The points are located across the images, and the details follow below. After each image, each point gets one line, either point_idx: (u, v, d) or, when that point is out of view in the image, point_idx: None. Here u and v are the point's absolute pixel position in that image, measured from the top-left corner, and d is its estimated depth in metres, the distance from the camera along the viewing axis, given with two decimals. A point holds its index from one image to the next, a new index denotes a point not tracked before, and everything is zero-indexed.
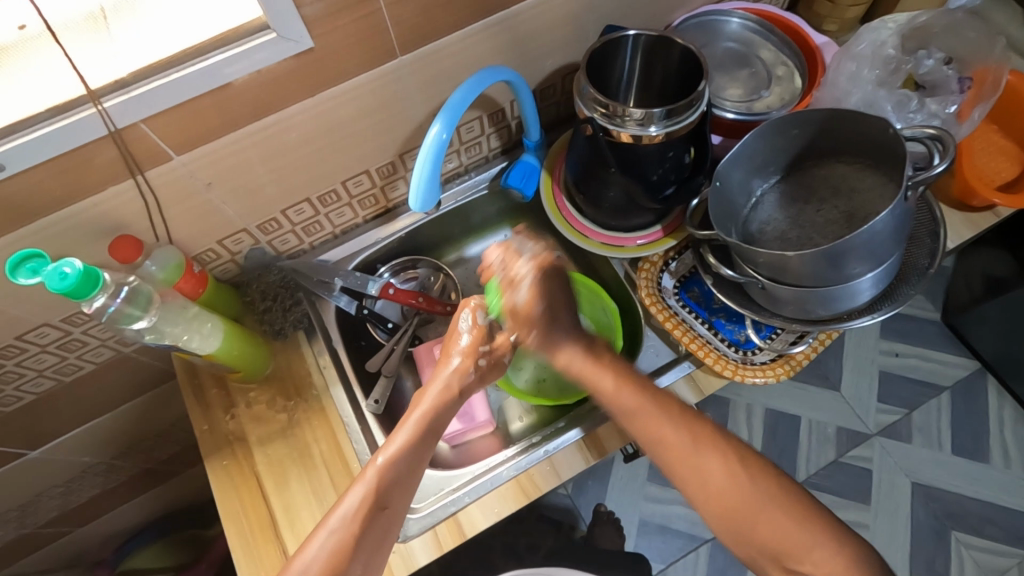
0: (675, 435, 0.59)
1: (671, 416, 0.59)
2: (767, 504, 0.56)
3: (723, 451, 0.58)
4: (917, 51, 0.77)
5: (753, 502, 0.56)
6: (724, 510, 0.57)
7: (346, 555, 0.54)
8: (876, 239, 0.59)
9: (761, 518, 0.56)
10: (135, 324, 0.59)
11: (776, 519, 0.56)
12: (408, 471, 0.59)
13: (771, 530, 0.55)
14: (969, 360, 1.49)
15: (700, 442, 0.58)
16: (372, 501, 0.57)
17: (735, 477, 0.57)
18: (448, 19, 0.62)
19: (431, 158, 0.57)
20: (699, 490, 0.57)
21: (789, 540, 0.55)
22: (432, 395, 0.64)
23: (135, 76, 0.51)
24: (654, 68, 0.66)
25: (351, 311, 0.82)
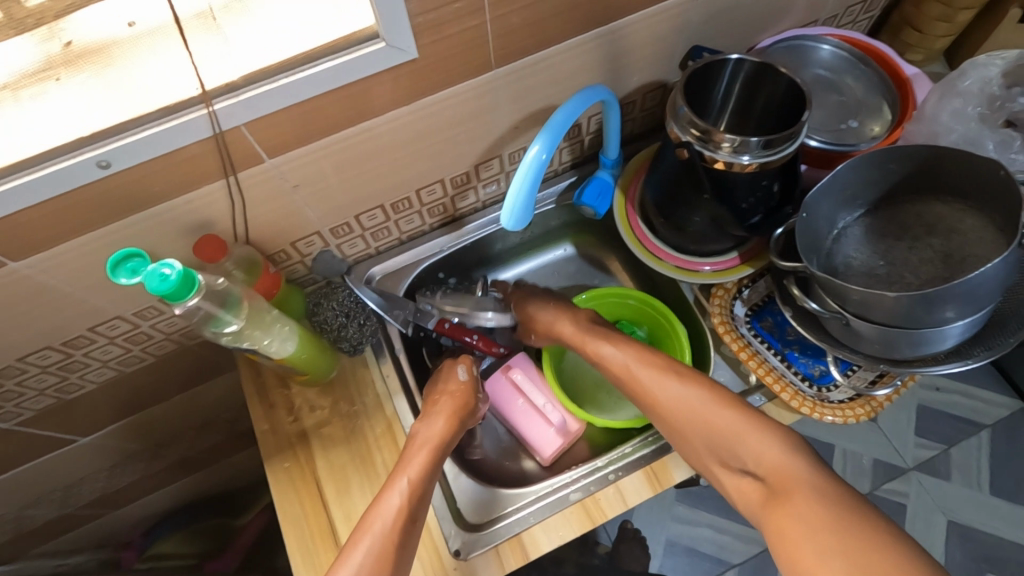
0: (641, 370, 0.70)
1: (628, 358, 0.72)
2: (719, 410, 0.63)
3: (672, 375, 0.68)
4: (1013, 88, 0.73)
5: (701, 408, 0.64)
6: (683, 421, 0.64)
7: (388, 554, 0.58)
8: (979, 285, 0.57)
9: (711, 421, 0.63)
10: (226, 328, 0.59)
11: (726, 423, 0.62)
12: (427, 483, 0.64)
13: (724, 435, 0.62)
14: (1012, 400, 1.45)
15: (664, 372, 0.69)
16: (405, 513, 0.61)
17: (688, 395, 0.65)
18: (545, 34, 0.61)
19: (528, 176, 0.56)
20: (663, 416, 0.67)
21: (731, 436, 0.61)
22: (440, 423, 0.69)
23: (246, 78, 0.50)
24: (752, 94, 0.65)
25: (408, 333, 0.79)
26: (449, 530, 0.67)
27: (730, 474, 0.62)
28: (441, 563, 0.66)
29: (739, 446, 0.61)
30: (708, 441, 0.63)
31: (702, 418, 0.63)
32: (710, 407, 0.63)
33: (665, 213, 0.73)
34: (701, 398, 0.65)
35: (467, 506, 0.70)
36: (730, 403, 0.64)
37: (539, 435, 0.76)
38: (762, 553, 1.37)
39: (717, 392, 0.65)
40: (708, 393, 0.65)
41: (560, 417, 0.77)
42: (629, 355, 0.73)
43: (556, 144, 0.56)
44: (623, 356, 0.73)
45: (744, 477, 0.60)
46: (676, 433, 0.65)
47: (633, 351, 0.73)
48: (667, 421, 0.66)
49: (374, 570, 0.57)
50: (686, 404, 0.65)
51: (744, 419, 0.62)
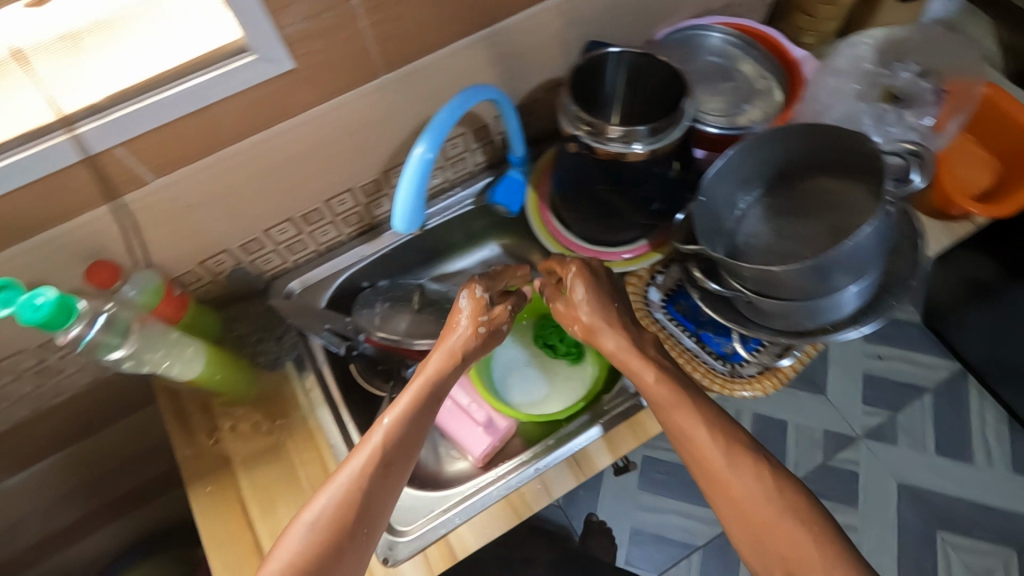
0: (706, 440, 0.57)
1: (700, 424, 0.57)
2: (796, 522, 0.52)
3: (749, 464, 0.55)
4: (893, 63, 0.78)
5: (767, 510, 0.53)
6: (738, 512, 0.54)
7: (353, 505, 0.54)
8: (861, 252, 0.59)
9: (781, 532, 0.52)
10: (112, 353, 0.59)
11: (793, 531, 0.51)
12: (412, 431, 0.59)
13: (784, 536, 0.51)
14: (950, 362, 1.51)
15: (734, 454, 0.56)
16: (379, 458, 0.57)
17: (760, 488, 0.54)
18: (429, 38, 0.62)
19: (416, 178, 0.57)
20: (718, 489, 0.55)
21: (803, 558, 0.50)
22: (438, 360, 0.64)
23: (112, 99, 0.50)
24: (634, 85, 0.67)
25: (339, 351, 0.79)
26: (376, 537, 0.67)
27: None
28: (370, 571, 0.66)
29: (793, 558, 0.50)
30: (779, 558, 0.51)
31: (765, 518, 0.53)
32: (773, 502, 0.53)
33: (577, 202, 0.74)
34: (772, 494, 0.54)
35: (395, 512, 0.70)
36: (781, 489, 0.54)
37: (466, 436, 0.77)
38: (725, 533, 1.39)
39: (782, 488, 0.54)
40: (775, 496, 0.53)
41: (487, 414, 0.77)
42: (679, 397, 0.59)
43: (439, 145, 0.57)
44: (681, 400, 0.59)
45: None
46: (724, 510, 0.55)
47: (693, 399, 0.59)
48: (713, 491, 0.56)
49: (335, 515, 0.54)
50: (772, 504, 0.53)
51: (796, 525, 0.52)
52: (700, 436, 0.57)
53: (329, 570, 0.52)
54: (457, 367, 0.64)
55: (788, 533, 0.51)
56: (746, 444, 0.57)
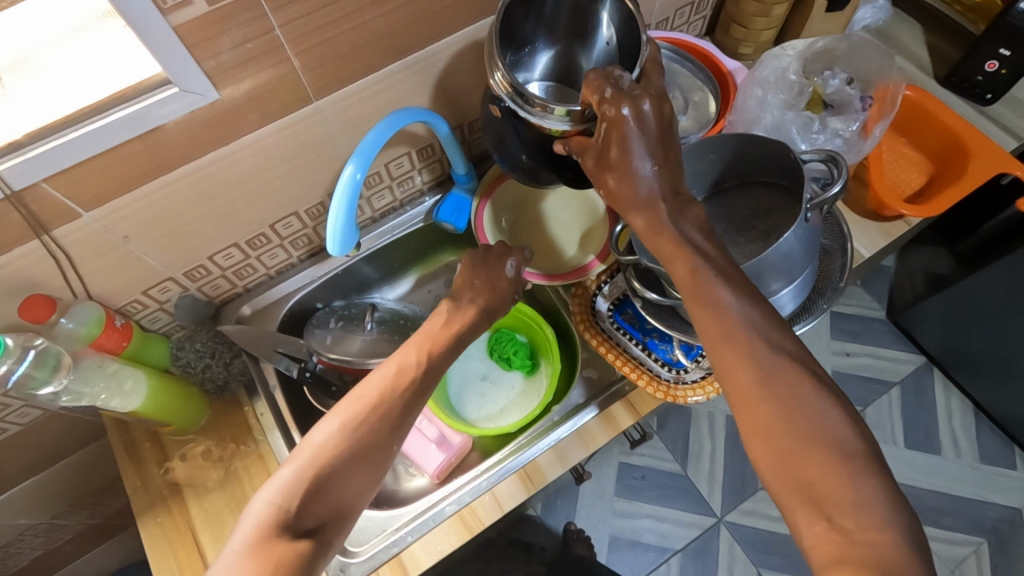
0: (741, 350, 0.50)
1: (736, 328, 0.51)
2: (826, 445, 0.45)
3: (785, 374, 0.49)
4: (823, 72, 0.81)
5: (798, 428, 0.47)
6: (773, 447, 0.47)
7: (372, 422, 0.54)
8: (788, 258, 0.61)
9: (807, 455, 0.45)
10: (43, 389, 0.60)
11: (826, 462, 0.45)
12: (434, 370, 0.60)
13: (816, 469, 0.45)
14: (915, 355, 1.53)
15: (770, 373, 0.49)
16: (402, 388, 0.57)
17: (790, 399, 0.48)
18: (362, 62, 0.63)
19: (346, 201, 0.58)
20: (743, 393, 0.50)
21: (824, 479, 0.44)
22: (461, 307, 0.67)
23: (31, 136, 0.50)
24: (581, 9, 0.66)
25: (292, 374, 0.79)
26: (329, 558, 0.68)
27: (811, 515, 0.44)
28: None
29: (818, 483, 0.44)
30: (799, 477, 0.45)
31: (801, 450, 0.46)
32: (813, 436, 0.46)
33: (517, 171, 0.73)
34: (808, 419, 0.47)
35: None
36: (815, 410, 0.47)
37: (418, 454, 0.77)
38: (701, 536, 1.39)
39: (823, 416, 0.47)
40: (812, 423, 0.46)
41: (439, 432, 0.77)
42: (728, 328, 0.51)
43: (370, 165, 0.58)
44: (732, 331, 0.51)
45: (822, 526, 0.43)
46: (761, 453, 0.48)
47: (724, 297, 0.52)
48: (754, 433, 0.48)
49: (357, 426, 0.53)
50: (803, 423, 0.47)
51: (828, 455, 0.45)
52: (735, 351, 0.51)
53: (343, 475, 0.51)
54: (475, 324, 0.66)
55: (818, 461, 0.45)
56: (785, 369, 0.49)
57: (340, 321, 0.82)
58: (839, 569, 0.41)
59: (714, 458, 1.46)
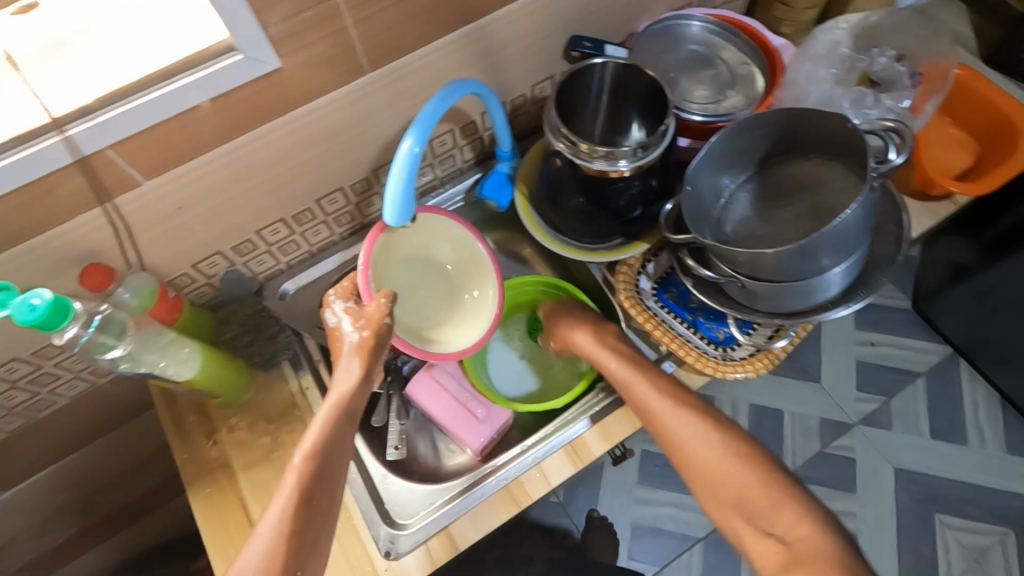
0: (667, 412, 0.66)
1: (657, 388, 0.68)
2: (757, 475, 0.61)
3: (701, 427, 0.65)
4: (869, 49, 0.80)
5: (733, 468, 0.62)
6: (705, 478, 0.63)
7: (282, 551, 0.50)
8: (844, 230, 0.59)
9: (743, 486, 0.61)
10: (109, 353, 0.60)
11: (762, 492, 0.60)
12: (329, 456, 0.55)
13: (754, 495, 0.60)
14: (941, 345, 1.52)
15: (686, 415, 0.66)
16: (298, 496, 0.53)
17: (714, 446, 0.64)
18: (413, 35, 0.63)
19: (405, 173, 0.58)
20: (678, 448, 0.65)
21: (762, 504, 0.59)
22: (345, 381, 0.60)
23: (100, 101, 0.50)
24: (620, 92, 0.69)
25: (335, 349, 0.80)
26: (377, 531, 0.68)
27: (755, 536, 0.58)
28: (373, 565, 0.67)
29: (757, 510, 0.59)
30: (737, 505, 0.60)
31: (728, 477, 0.62)
32: (736, 466, 0.62)
33: (573, 217, 0.75)
34: (734, 455, 0.63)
35: (394, 505, 0.71)
36: (730, 445, 0.64)
37: (463, 429, 0.76)
38: None
39: (736, 447, 0.63)
40: (731, 449, 0.63)
41: (485, 407, 0.77)
42: (662, 395, 0.67)
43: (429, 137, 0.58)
44: (656, 397, 0.67)
45: (770, 544, 0.57)
46: (703, 492, 0.63)
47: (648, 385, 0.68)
48: (690, 471, 0.64)
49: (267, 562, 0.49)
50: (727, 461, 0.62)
51: (761, 479, 0.61)
52: (655, 402, 0.67)
53: None
54: (361, 387, 0.60)
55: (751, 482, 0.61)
56: (696, 404, 0.67)
57: None
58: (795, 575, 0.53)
59: None
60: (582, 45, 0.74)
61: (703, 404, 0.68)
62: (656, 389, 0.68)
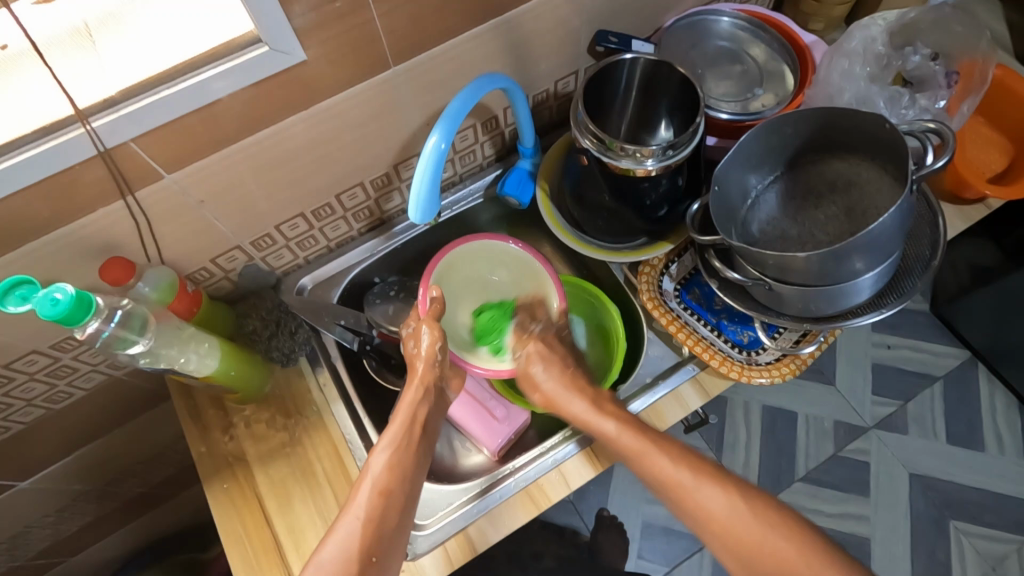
0: (656, 454, 0.62)
1: (645, 438, 0.63)
2: (772, 533, 0.55)
3: (701, 477, 0.60)
4: (903, 47, 0.78)
5: (759, 530, 0.55)
6: (731, 542, 0.56)
7: (366, 537, 0.57)
8: (880, 234, 0.57)
9: (761, 542, 0.55)
10: (130, 348, 0.59)
11: (779, 540, 0.54)
12: (405, 459, 0.63)
13: (773, 549, 0.54)
14: (960, 349, 1.49)
15: (686, 463, 0.61)
16: (378, 488, 0.61)
17: (737, 507, 0.57)
18: (439, 28, 0.61)
19: (429, 168, 0.57)
20: (692, 512, 0.59)
21: (784, 563, 0.53)
22: (411, 393, 0.68)
23: (124, 93, 0.50)
24: (649, 88, 0.68)
25: (352, 347, 0.79)
26: None
27: None
28: None
29: (783, 565, 0.53)
30: (757, 562, 0.55)
31: (752, 537, 0.55)
32: (759, 526, 0.56)
33: (598, 216, 0.74)
34: (742, 504, 0.57)
35: None
36: (710, 498, 0.58)
37: (480, 429, 0.76)
38: None
39: (748, 496, 0.58)
40: (744, 503, 0.57)
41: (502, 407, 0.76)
42: (647, 443, 0.62)
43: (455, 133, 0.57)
44: (642, 447, 0.62)
45: None
46: (725, 550, 0.57)
47: (632, 436, 0.63)
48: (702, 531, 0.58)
49: (355, 547, 0.57)
50: (740, 519, 0.56)
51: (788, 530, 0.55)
52: (653, 459, 0.62)
53: None
54: (426, 399, 0.68)
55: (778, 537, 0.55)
56: (690, 456, 0.62)
57: (400, 293, 0.83)
58: None
59: (750, 449, 1.44)
60: (608, 39, 0.72)
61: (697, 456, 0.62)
62: (671, 458, 0.61)
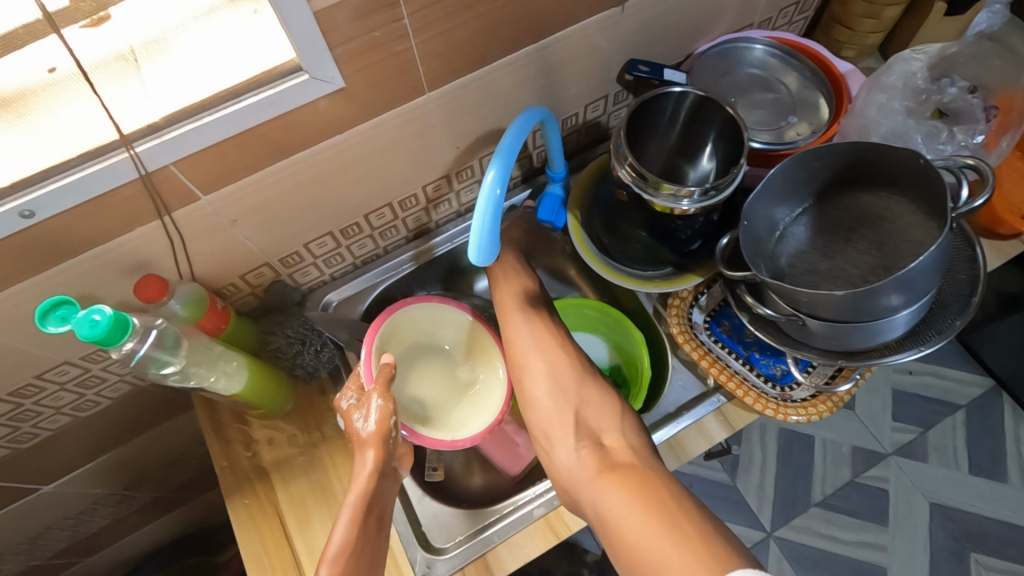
0: (526, 342, 0.70)
1: (522, 328, 0.71)
2: (590, 399, 0.65)
3: (559, 360, 0.68)
4: (940, 79, 0.76)
5: (586, 400, 0.65)
6: (556, 409, 0.65)
7: None
8: (917, 271, 0.55)
9: (587, 408, 0.65)
10: (164, 369, 0.60)
11: (597, 406, 0.65)
12: (359, 558, 0.57)
13: (591, 417, 0.64)
14: (984, 378, 1.46)
15: (546, 349, 0.69)
16: None
17: (566, 378, 0.67)
18: (475, 55, 0.61)
19: (487, 212, 0.57)
20: (528, 394, 0.68)
21: (598, 420, 0.64)
22: (361, 481, 0.60)
23: (168, 119, 0.50)
24: (693, 121, 0.67)
25: None
26: (414, 554, 0.67)
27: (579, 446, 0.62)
28: None
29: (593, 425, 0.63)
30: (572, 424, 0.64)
31: (577, 405, 0.65)
32: (583, 388, 0.66)
33: (630, 245, 0.73)
34: (574, 377, 0.67)
35: (432, 528, 0.70)
36: (546, 369, 0.68)
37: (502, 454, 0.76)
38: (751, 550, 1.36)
39: (584, 381, 0.67)
40: (577, 380, 0.67)
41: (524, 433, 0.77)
42: (537, 339, 0.70)
43: (508, 173, 0.57)
44: (528, 339, 0.70)
45: (586, 447, 0.62)
46: (542, 421, 0.65)
47: (517, 321, 0.71)
48: (534, 412, 0.66)
49: None
50: (568, 393, 0.66)
51: (608, 408, 0.65)
52: (516, 333, 0.71)
53: None
54: (379, 489, 0.61)
55: (597, 407, 0.65)
56: (563, 350, 0.69)
57: None
58: (600, 474, 0.58)
59: (766, 473, 1.42)
60: (637, 69, 0.71)
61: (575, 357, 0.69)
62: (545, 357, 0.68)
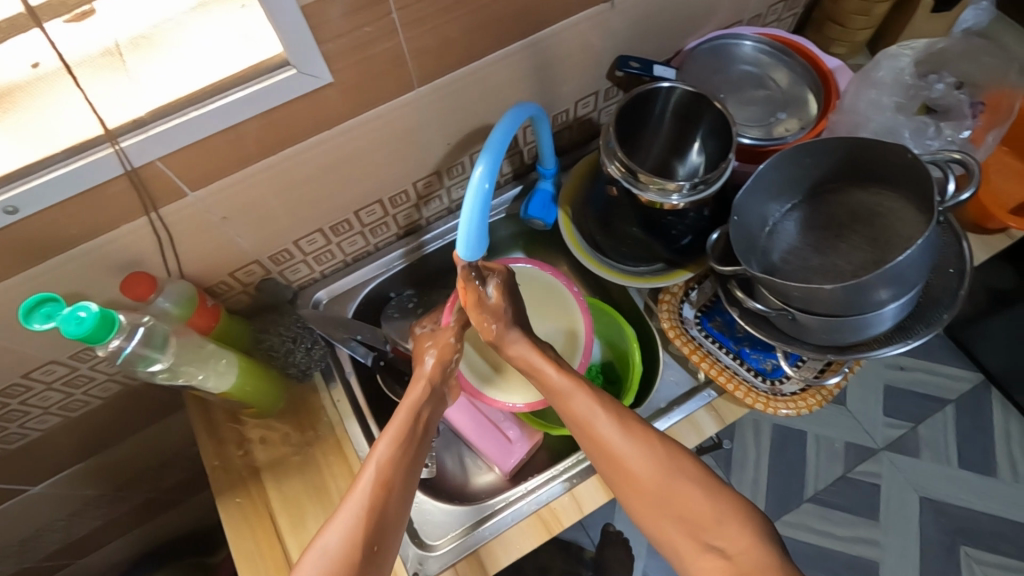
0: (600, 419, 0.61)
1: (594, 403, 0.62)
2: (683, 483, 0.57)
3: (641, 436, 0.60)
4: (928, 75, 0.78)
5: (684, 491, 0.57)
6: (640, 490, 0.58)
7: (365, 540, 0.52)
8: (905, 264, 0.56)
9: (681, 497, 0.56)
10: (152, 366, 0.60)
11: (694, 496, 0.56)
12: (404, 460, 0.57)
13: (688, 504, 0.56)
14: (974, 373, 1.47)
15: (630, 427, 0.60)
16: (381, 481, 0.55)
17: (657, 461, 0.58)
18: (466, 50, 0.61)
19: (476, 206, 0.57)
20: (623, 474, 0.59)
21: (698, 513, 0.56)
22: (416, 390, 0.64)
23: (153, 114, 0.50)
24: (683, 116, 0.68)
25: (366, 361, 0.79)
26: (407, 551, 0.67)
27: (697, 550, 0.55)
28: None
29: (690, 516, 0.56)
30: (676, 515, 0.56)
31: (674, 493, 0.57)
32: (675, 479, 0.57)
33: (623, 241, 0.74)
34: (674, 467, 0.58)
35: (425, 525, 0.70)
36: (634, 454, 0.59)
37: (494, 449, 0.76)
38: None
39: (677, 459, 0.59)
40: (666, 459, 0.58)
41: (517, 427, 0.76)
42: (590, 407, 0.61)
43: (497, 167, 0.57)
44: (595, 412, 0.61)
45: (710, 555, 0.54)
46: (631, 501, 0.58)
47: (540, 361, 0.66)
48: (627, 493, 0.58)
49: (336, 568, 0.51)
50: (658, 476, 0.58)
51: (705, 493, 0.57)
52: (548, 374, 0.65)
53: None
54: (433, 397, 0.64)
55: (691, 490, 0.57)
56: (644, 430, 0.60)
57: (418, 308, 0.85)
58: None
59: (759, 469, 1.43)
60: (629, 65, 0.71)
61: (659, 440, 0.60)
62: (618, 422, 0.60)
